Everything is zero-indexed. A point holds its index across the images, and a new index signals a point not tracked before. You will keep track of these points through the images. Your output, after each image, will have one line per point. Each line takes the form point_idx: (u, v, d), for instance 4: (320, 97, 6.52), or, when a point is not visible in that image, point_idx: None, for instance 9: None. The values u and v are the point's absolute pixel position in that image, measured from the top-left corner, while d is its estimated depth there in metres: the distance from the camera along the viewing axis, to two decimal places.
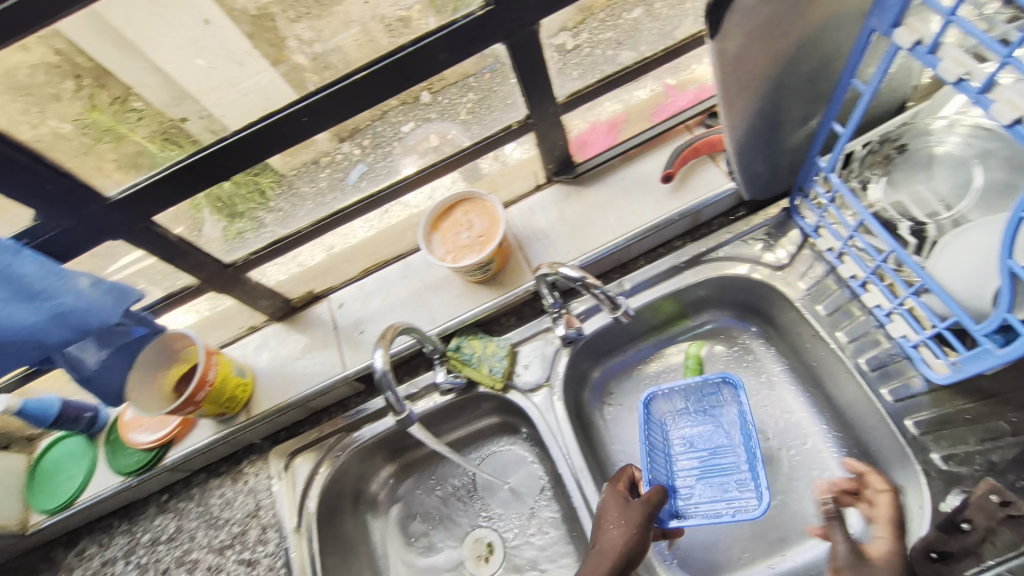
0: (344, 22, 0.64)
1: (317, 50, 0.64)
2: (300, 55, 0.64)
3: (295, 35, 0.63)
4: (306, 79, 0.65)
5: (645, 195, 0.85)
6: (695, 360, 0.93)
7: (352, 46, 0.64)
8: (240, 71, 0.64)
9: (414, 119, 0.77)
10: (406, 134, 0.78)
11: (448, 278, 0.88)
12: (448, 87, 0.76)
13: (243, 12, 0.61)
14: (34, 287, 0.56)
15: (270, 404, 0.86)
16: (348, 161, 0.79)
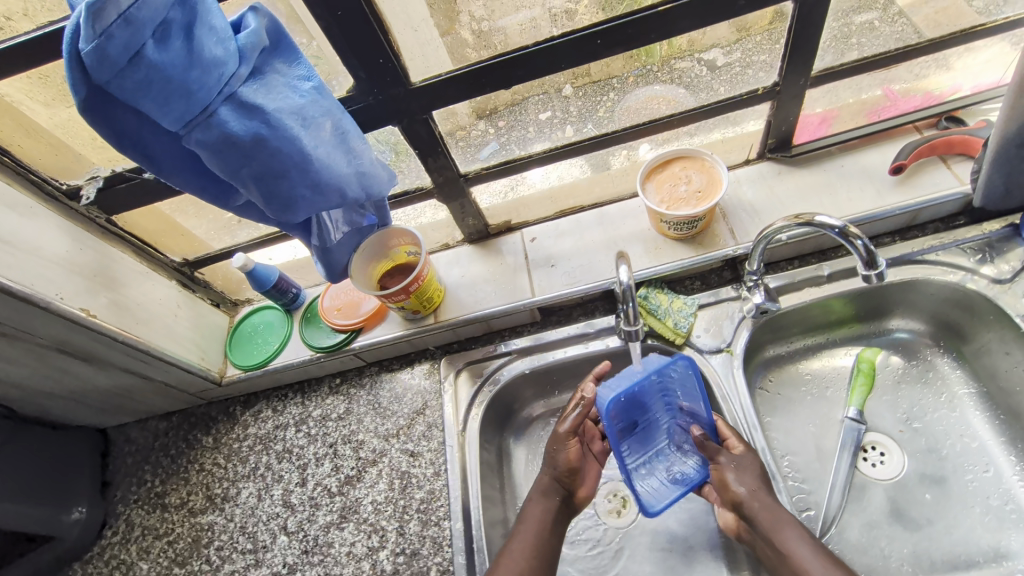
0: (514, 6, 0.68)
1: (484, 28, 0.69)
2: (467, 30, 0.69)
3: (468, 11, 0.68)
4: (467, 53, 0.70)
5: (866, 185, 0.84)
6: (868, 364, 0.90)
7: (514, 30, 0.69)
8: (412, 37, 0.66)
9: (554, 107, 0.84)
10: (543, 121, 0.85)
11: (644, 231, 0.91)
12: (590, 84, 0.82)
13: None
14: (350, 144, 0.64)
15: (455, 315, 0.92)
16: (480, 138, 0.84)
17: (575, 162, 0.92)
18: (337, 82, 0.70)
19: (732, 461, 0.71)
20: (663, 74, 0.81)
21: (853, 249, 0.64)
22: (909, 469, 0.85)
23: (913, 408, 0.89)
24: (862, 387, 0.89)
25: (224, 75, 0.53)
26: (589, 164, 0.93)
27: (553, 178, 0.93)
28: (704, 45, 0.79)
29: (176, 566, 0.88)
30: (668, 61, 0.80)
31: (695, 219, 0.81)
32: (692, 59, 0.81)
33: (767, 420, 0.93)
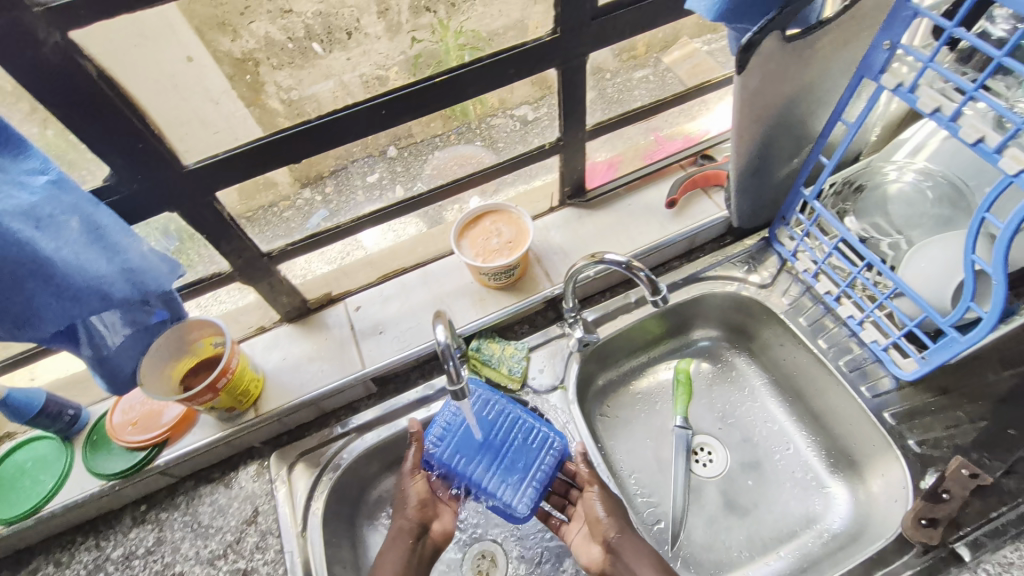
0: (323, 74, 0.74)
1: (294, 97, 0.73)
2: (275, 100, 0.72)
3: (274, 83, 0.72)
4: (279, 121, 0.72)
5: (650, 219, 0.96)
6: (684, 374, 0.99)
7: (327, 95, 0.73)
8: (215, 109, 0.67)
9: (381, 170, 0.87)
10: (372, 183, 0.87)
11: (468, 285, 0.93)
12: (414, 144, 0.87)
13: (228, 55, 0.67)
14: (110, 240, 0.57)
15: (279, 403, 0.84)
16: (309, 206, 0.84)
17: (408, 221, 0.94)
18: (92, 171, 0.62)
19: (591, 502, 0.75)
20: (479, 131, 0.89)
21: (637, 280, 0.70)
22: (732, 462, 0.95)
23: (726, 406, 1.00)
24: (681, 396, 0.97)
25: None
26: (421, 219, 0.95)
27: (387, 239, 0.94)
28: (512, 103, 0.86)
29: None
30: (483, 118, 0.87)
31: (511, 267, 0.84)
32: (505, 115, 0.88)
33: (610, 444, 0.98)
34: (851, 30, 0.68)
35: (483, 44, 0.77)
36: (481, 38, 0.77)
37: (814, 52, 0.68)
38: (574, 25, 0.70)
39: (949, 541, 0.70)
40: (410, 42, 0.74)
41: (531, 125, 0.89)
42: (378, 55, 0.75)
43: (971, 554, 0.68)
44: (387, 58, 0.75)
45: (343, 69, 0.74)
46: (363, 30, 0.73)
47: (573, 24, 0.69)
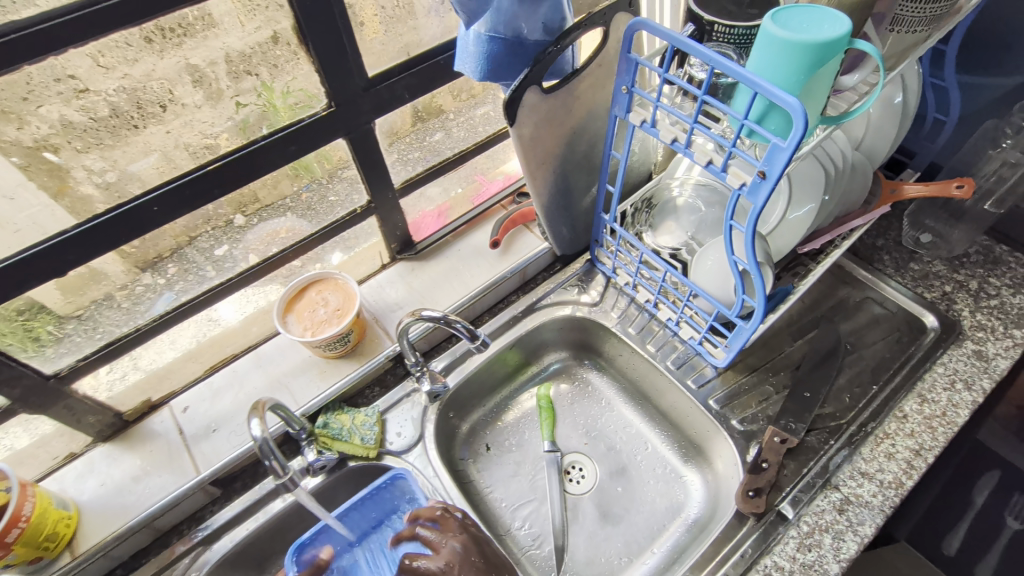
0: (142, 151, 0.75)
1: (111, 179, 0.74)
2: (87, 184, 0.74)
3: (82, 169, 0.73)
4: (93, 205, 0.73)
5: (479, 261, 1.00)
6: (546, 400, 1.03)
7: (150, 172, 0.75)
8: (10, 204, 0.70)
9: (228, 240, 0.89)
10: (220, 256, 0.88)
11: (307, 359, 0.90)
12: (259, 209, 0.88)
13: (19, 145, 0.69)
14: None
15: (102, 536, 0.74)
16: (151, 290, 0.86)
17: (268, 286, 0.94)
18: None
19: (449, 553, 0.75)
20: (329, 186, 0.89)
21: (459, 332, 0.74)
22: (601, 475, 0.98)
23: (587, 422, 1.04)
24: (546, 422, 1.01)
25: None
26: (282, 279, 0.95)
27: (248, 309, 0.93)
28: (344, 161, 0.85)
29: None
30: (332, 172, 0.87)
31: (344, 334, 0.83)
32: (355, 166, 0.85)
33: (484, 483, 0.98)
34: (601, 76, 0.79)
35: (312, 101, 0.77)
36: (310, 96, 0.76)
37: (571, 96, 0.78)
38: (348, 99, 0.75)
39: (776, 505, 0.77)
40: (235, 106, 0.76)
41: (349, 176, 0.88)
42: (201, 124, 0.76)
43: (793, 511, 0.76)
44: (212, 124, 0.76)
45: (163, 143, 0.76)
46: (180, 101, 0.74)
47: (347, 96, 0.74)
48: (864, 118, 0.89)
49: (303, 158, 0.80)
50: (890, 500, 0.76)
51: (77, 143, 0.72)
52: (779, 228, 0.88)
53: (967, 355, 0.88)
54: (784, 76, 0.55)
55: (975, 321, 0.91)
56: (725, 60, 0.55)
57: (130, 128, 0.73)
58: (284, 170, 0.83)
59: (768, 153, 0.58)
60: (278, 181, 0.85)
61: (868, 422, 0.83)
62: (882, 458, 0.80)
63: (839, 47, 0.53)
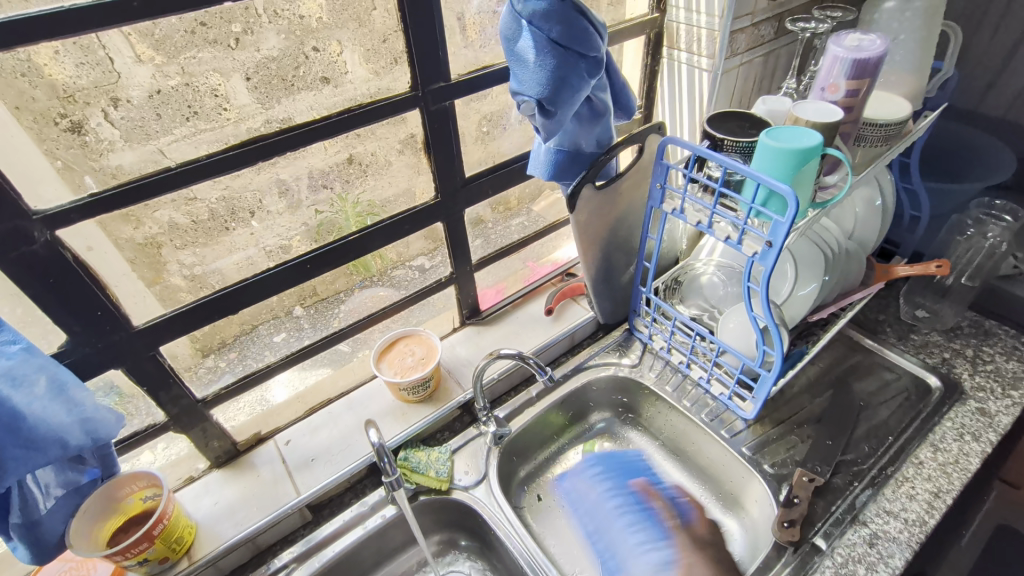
0: (227, 250, 0.88)
1: (196, 271, 0.86)
2: (176, 276, 0.83)
3: (177, 262, 0.83)
4: (180, 295, 0.83)
5: (535, 326, 1.18)
6: (590, 454, 1.15)
7: (230, 269, 0.88)
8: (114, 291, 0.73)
9: (286, 329, 0.99)
10: (278, 342, 0.98)
11: (390, 404, 1.05)
12: (319, 301, 1.02)
13: (130, 242, 0.76)
14: (69, 392, 0.63)
15: (215, 545, 0.86)
16: (212, 373, 0.91)
17: (318, 368, 1.06)
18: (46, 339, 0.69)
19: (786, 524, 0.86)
20: (383, 279, 1.06)
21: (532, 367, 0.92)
22: (644, 524, 1.07)
23: (630, 476, 1.14)
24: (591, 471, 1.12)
25: None
26: (328, 364, 1.07)
27: (300, 386, 1.04)
28: (392, 261, 1.05)
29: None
30: (385, 270, 1.06)
31: (426, 379, 0.99)
32: (406, 267, 1.07)
33: (537, 530, 1.07)
34: (639, 176, 1.03)
35: (378, 210, 0.97)
36: (375, 206, 0.97)
37: (618, 191, 1.01)
38: (450, 193, 0.98)
39: (812, 537, 0.86)
40: (313, 213, 0.92)
41: (432, 266, 1.09)
42: (278, 229, 0.91)
43: (826, 543, 0.85)
44: (288, 230, 0.92)
45: (247, 244, 0.89)
46: (266, 209, 0.88)
47: (447, 190, 0.98)
48: (852, 212, 1.10)
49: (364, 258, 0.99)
50: (916, 536, 0.84)
51: (177, 241, 0.82)
52: (790, 299, 1.05)
53: (971, 412, 0.99)
54: (780, 175, 0.77)
55: (975, 382, 1.03)
56: (734, 163, 0.77)
57: (222, 230, 0.86)
58: (346, 269, 1.00)
59: (772, 227, 0.78)
60: (336, 278, 1.01)
61: (887, 467, 0.93)
62: (905, 499, 0.89)
63: (816, 152, 0.75)
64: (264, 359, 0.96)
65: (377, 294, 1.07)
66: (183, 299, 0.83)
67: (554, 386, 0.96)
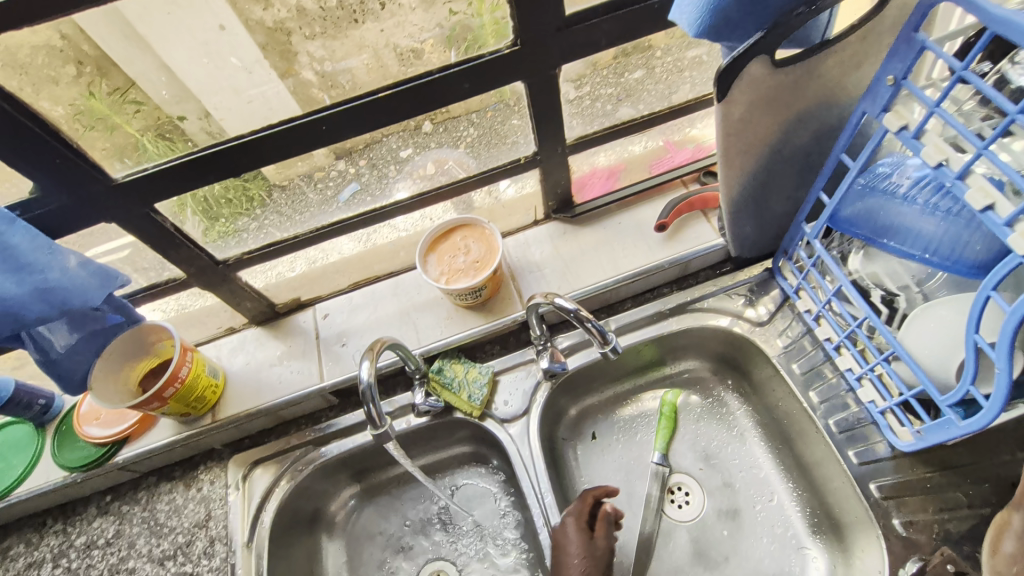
0: (356, 46, 0.66)
1: (327, 69, 0.67)
2: (309, 71, 0.66)
3: (306, 53, 0.66)
4: (315, 93, 0.67)
5: (638, 240, 0.89)
6: (670, 408, 0.93)
7: (361, 69, 0.67)
8: (247, 78, 0.65)
9: (414, 145, 0.81)
10: (404, 159, 0.81)
11: (439, 299, 0.89)
12: (448, 118, 0.78)
13: (260, 23, 0.62)
14: (23, 259, 0.55)
15: (238, 409, 0.83)
16: (342, 178, 0.80)
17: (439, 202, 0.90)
18: (193, 122, 0.66)
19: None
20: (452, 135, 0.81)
21: (591, 329, 0.69)
22: (708, 508, 0.88)
23: (710, 445, 0.93)
24: (664, 429, 0.92)
25: None
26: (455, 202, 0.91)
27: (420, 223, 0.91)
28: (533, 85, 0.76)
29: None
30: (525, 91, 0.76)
31: (477, 289, 0.79)
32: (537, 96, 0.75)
33: (579, 470, 0.93)
34: (862, 51, 0.60)
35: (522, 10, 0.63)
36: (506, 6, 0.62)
37: (811, 74, 0.61)
38: (537, 39, 0.64)
39: None
40: (447, 13, 0.66)
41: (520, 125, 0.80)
42: (412, 28, 0.67)
43: None
44: (422, 29, 0.67)
45: (377, 41, 0.67)
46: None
47: (536, 35, 0.63)
48: None
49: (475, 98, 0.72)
50: None
51: (307, 27, 0.64)
52: None
53: None
54: None
55: None
56: None
57: (350, 19, 0.65)
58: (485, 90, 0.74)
59: None
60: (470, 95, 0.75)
61: None
62: None
63: None
64: (296, 226, 0.81)
65: (515, 124, 0.81)
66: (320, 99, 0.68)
67: (618, 357, 0.74)
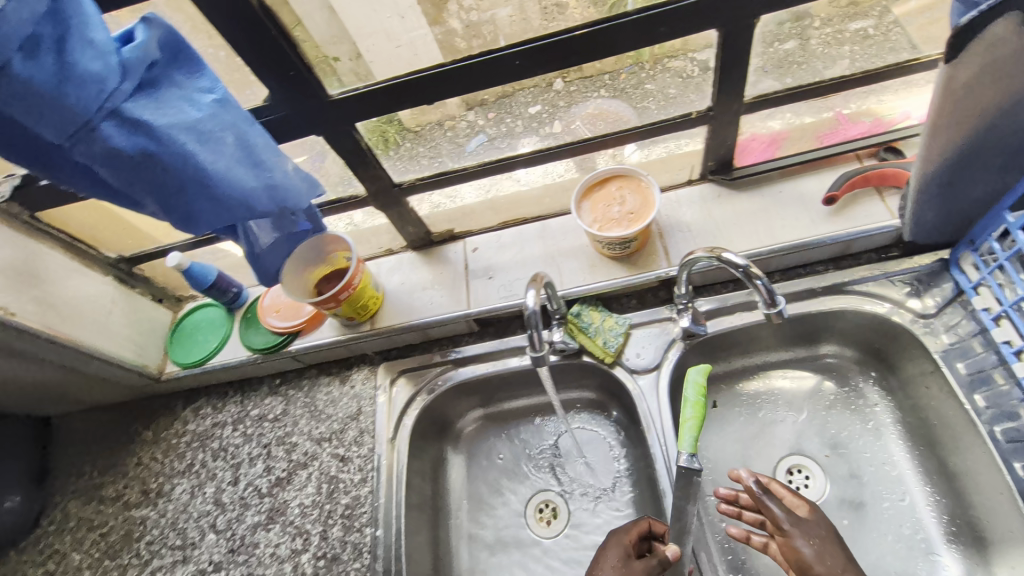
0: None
1: (474, 19, 0.66)
2: (456, 20, 0.66)
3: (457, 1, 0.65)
4: (456, 44, 0.66)
5: (801, 212, 0.85)
6: (697, 392, 0.71)
7: (505, 22, 0.66)
8: (399, 24, 0.65)
9: (544, 102, 0.82)
10: (533, 115, 0.83)
11: (583, 247, 0.91)
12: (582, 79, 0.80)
13: None
14: (259, 157, 0.61)
15: (393, 321, 0.92)
16: (471, 130, 0.83)
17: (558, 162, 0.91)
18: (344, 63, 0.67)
19: (800, 525, 0.69)
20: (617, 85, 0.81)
21: (758, 290, 0.66)
22: (830, 495, 0.86)
23: (839, 434, 0.90)
24: (691, 419, 0.71)
25: (105, 91, 0.49)
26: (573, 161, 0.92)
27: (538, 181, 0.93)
28: (698, 46, 0.75)
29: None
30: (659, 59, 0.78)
31: (626, 240, 0.81)
32: (686, 58, 0.77)
33: (696, 436, 0.93)
34: None
35: None
36: None
37: None
38: None
39: None
40: None
41: (696, 78, 0.79)
42: None
43: None
44: None
45: None
46: None
47: None
48: None
49: (662, 44, 0.70)
50: None
51: None
52: None
53: None
54: None
55: None
56: None
57: None
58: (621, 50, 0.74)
59: None
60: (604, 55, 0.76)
61: None
62: None
63: None
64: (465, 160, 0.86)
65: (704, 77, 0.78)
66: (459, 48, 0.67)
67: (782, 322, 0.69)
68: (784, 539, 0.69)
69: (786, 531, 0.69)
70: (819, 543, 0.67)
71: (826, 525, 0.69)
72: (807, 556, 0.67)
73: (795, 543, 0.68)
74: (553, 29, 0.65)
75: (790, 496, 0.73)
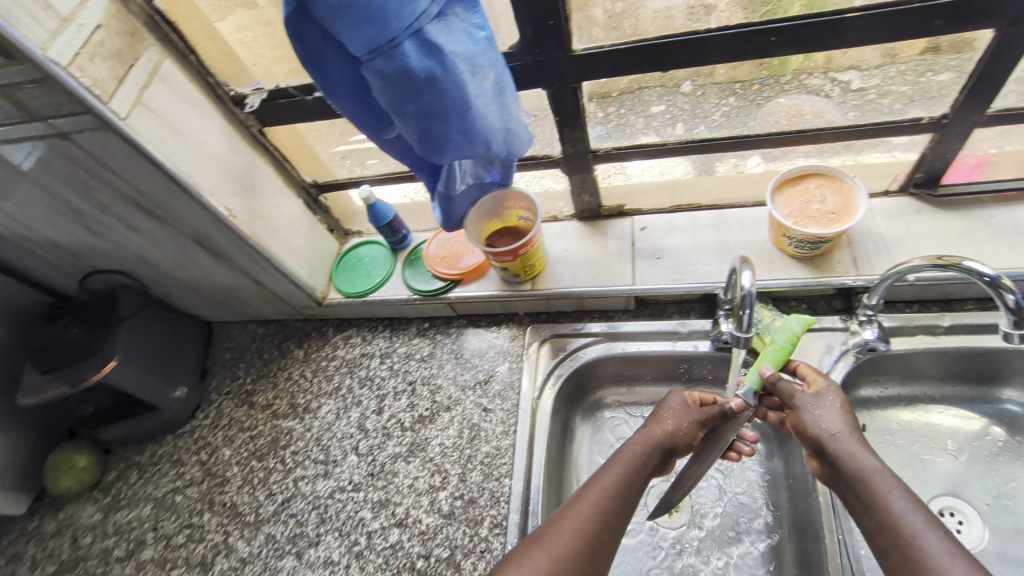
0: None
1: (619, 9, 0.67)
2: (601, 7, 0.67)
3: None
4: (596, 33, 0.68)
5: (1016, 240, 0.80)
6: (788, 340, 0.70)
7: (649, 15, 0.67)
8: None
9: (670, 102, 0.80)
10: (656, 114, 0.81)
11: (759, 242, 0.89)
12: (711, 84, 0.78)
13: None
14: (506, 99, 0.63)
15: (552, 286, 0.93)
16: (592, 120, 0.83)
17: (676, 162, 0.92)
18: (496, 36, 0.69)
19: (812, 402, 0.68)
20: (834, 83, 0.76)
21: (1000, 302, 0.63)
22: (988, 544, 0.79)
23: (1006, 483, 0.82)
24: (769, 362, 0.71)
25: (416, 10, 0.53)
26: (692, 164, 0.92)
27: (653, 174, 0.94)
28: (841, 65, 0.73)
29: (229, 489, 0.94)
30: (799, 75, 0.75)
31: (821, 240, 0.78)
32: (827, 77, 0.75)
33: None
34: None
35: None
36: None
37: None
38: None
39: None
40: None
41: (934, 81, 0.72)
42: None
43: None
44: None
45: None
46: None
47: None
48: None
49: (919, 40, 0.67)
50: None
51: None
52: None
53: None
54: None
55: None
56: None
57: None
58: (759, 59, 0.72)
59: None
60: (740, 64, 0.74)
61: None
62: None
63: None
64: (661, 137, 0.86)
65: (944, 80, 0.72)
66: (606, 36, 0.69)
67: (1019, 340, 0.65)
68: (792, 410, 0.69)
69: (796, 407, 0.69)
70: (829, 410, 0.66)
71: (836, 397, 0.67)
72: (816, 422, 0.66)
73: (801, 411, 0.68)
74: (696, 30, 0.66)
75: (811, 373, 0.72)
